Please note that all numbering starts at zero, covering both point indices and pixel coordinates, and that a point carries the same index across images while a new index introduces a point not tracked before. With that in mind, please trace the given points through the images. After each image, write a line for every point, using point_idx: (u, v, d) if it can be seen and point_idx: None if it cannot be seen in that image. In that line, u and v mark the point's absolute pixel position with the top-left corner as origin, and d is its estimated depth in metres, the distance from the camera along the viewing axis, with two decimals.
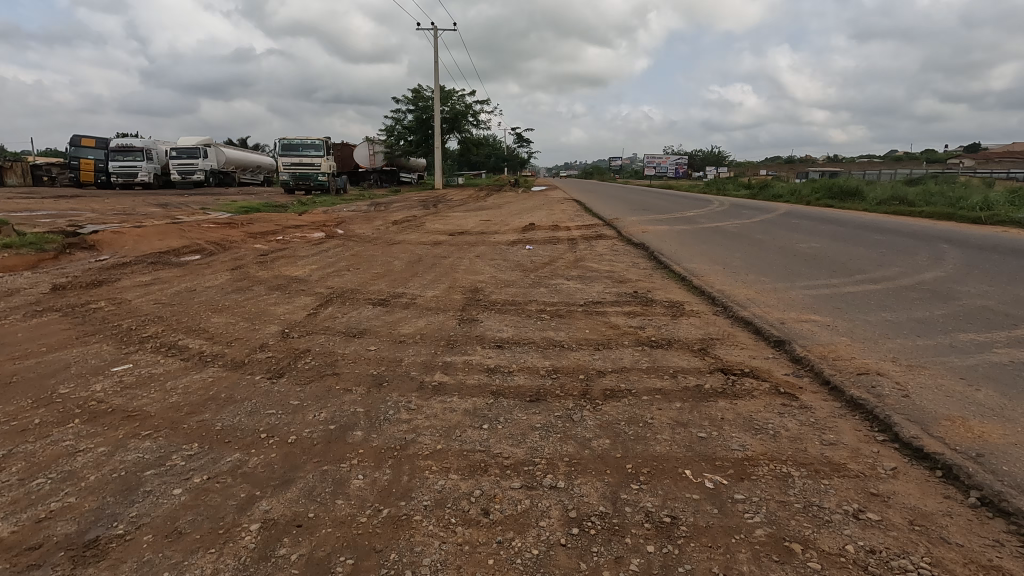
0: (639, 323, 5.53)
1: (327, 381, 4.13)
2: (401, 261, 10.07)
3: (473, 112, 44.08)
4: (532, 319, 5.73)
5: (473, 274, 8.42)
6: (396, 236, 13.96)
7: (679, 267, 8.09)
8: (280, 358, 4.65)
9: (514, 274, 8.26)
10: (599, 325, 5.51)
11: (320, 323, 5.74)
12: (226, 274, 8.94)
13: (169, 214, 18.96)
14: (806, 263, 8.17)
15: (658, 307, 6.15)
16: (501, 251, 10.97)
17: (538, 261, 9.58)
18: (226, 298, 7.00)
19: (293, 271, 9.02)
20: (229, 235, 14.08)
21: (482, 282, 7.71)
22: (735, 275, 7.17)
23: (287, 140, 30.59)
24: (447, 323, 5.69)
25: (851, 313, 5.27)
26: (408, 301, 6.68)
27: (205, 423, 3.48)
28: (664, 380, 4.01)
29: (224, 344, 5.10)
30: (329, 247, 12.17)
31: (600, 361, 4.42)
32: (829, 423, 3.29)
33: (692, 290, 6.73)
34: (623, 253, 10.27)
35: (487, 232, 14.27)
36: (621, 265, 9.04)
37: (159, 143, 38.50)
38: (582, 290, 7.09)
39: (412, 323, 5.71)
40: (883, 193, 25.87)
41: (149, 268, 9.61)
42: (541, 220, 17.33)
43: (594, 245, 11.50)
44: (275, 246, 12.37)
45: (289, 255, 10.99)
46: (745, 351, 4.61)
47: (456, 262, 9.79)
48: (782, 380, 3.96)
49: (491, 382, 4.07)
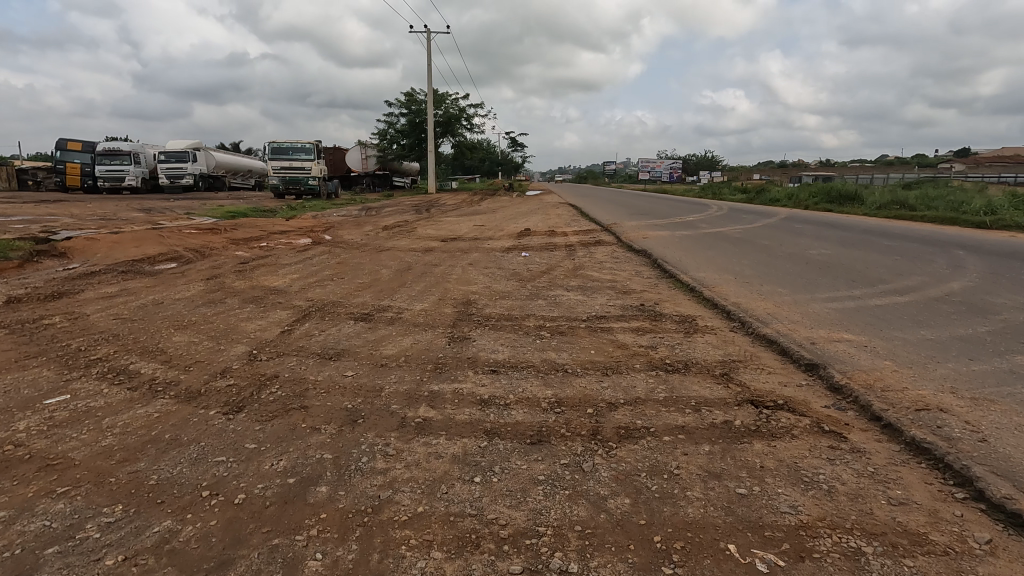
0: (649, 342, 4.97)
1: (292, 416, 3.53)
2: (389, 270, 9.47)
3: (466, 115, 43.49)
4: (530, 337, 5.16)
5: (466, 284, 7.85)
6: (386, 242, 13.37)
7: (687, 276, 7.53)
8: (242, 387, 4.05)
9: (510, 285, 7.68)
10: (605, 344, 4.94)
11: (295, 343, 5.14)
12: (200, 284, 8.31)
13: (151, 220, 18.29)
14: (823, 272, 7.61)
15: (668, 322, 5.59)
16: (495, 259, 10.39)
17: (535, 270, 9.01)
18: (194, 313, 6.38)
19: (272, 281, 8.39)
20: (210, 241, 13.44)
21: (476, 294, 7.13)
22: (749, 285, 6.61)
23: (276, 143, 29.95)
24: (435, 342, 5.10)
25: (887, 329, 4.72)
26: (393, 316, 6.08)
27: (138, 475, 2.88)
28: (686, 415, 3.44)
29: (182, 369, 4.49)
30: (315, 254, 11.55)
31: (610, 390, 3.84)
32: (893, 475, 2.73)
33: (704, 303, 6.16)
34: (625, 260, 9.72)
35: (481, 238, 13.69)
36: (623, 274, 8.48)
37: (147, 146, 37.75)
38: (584, 303, 6.51)
39: (396, 343, 5.11)
40: (883, 197, 25.47)
41: (119, 278, 8.98)
42: (537, 225, 16.75)
43: (594, 251, 10.94)
44: (258, 253, 11.75)
45: (271, 263, 10.39)
46: (773, 376, 4.05)
47: (447, 271, 9.19)
48: (823, 416, 3.39)
49: (485, 417, 3.48)
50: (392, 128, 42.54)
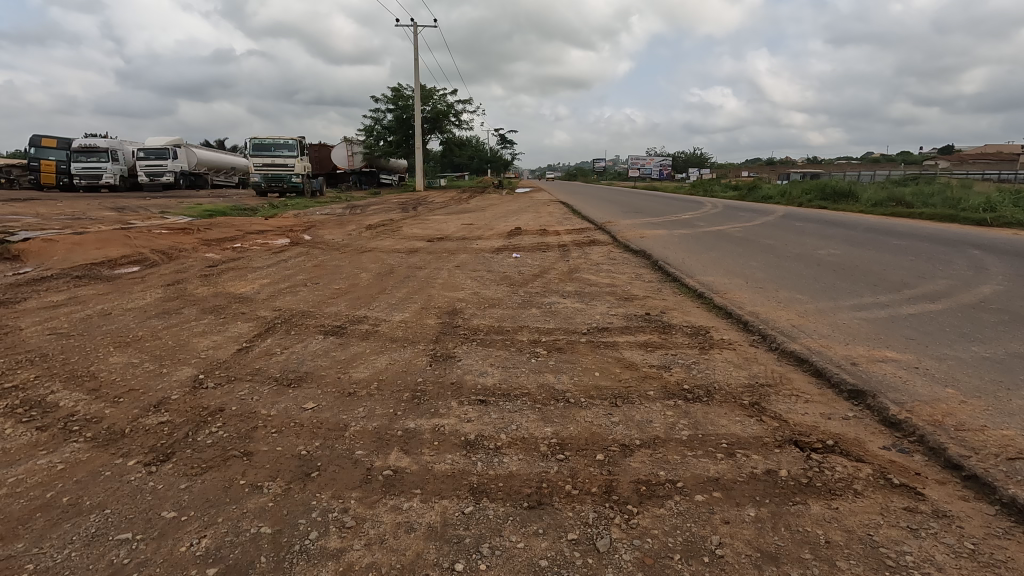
0: (661, 361, 4.32)
1: (230, 468, 2.83)
2: (369, 273, 8.76)
3: (454, 112, 42.68)
4: (524, 356, 4.48)
5: (452, 290, 7.16)
6: (369, 242, 12.66)
7: (694, 281, 6.91)
8: (177, 426, 3.34)
9: (500, 291, 6.99)
10: (610, 363, 4.29)
11: (252, 364, 4.44)
12: (158, 291, 7.54)
13: (123, 219, 17.36)
14: (839, 275, 7.02)
15: (679, 337, 4.94)
16: (485, 261, 9.69)
17: (527, 272, 8.35)
18: (143, 327, 5.63)
19: (239, 288, 7.64)
20: (180, 241, 12.63)
21: (463, 302, 6.45)
22: (764, 291, 6.00)
23: (258, 139, 28.99)
24: (414, 362, 4.41)
25: (934, 345, 4.11)
26: (369, 329, 5.38)
27: (9, 564, 2.18)
28: (719, 463, 2.79)
29: (109, 401, 3.76)
30: (292, 256, 10.79)
31: (622, 428, 3.18)
32: (999, 553, 2.11)
33: (717, 313, 5.53)
34: (623, 262, 9.07)
35: (469, 238, 13.01)
36: (622, 278, 7.84)
37: (125, 142, 36.52)
38: (582, 312, 5.86)
39: (369, 363, 4.42)
40: (878, 194, 25.06)
41: (70, 284, 8.18)
42: (528, 224, 16.05)
43: (589, 252, 10.29)
44: (231, 256, 10.95)
45: (243, 266, 9.65)
46: (813, 407, 3.43)
47: (433, 275, 8.49)
48: (887, 462, 2.77)
49: (470, 467, 2.81)
50: (378, 125, 41.56)
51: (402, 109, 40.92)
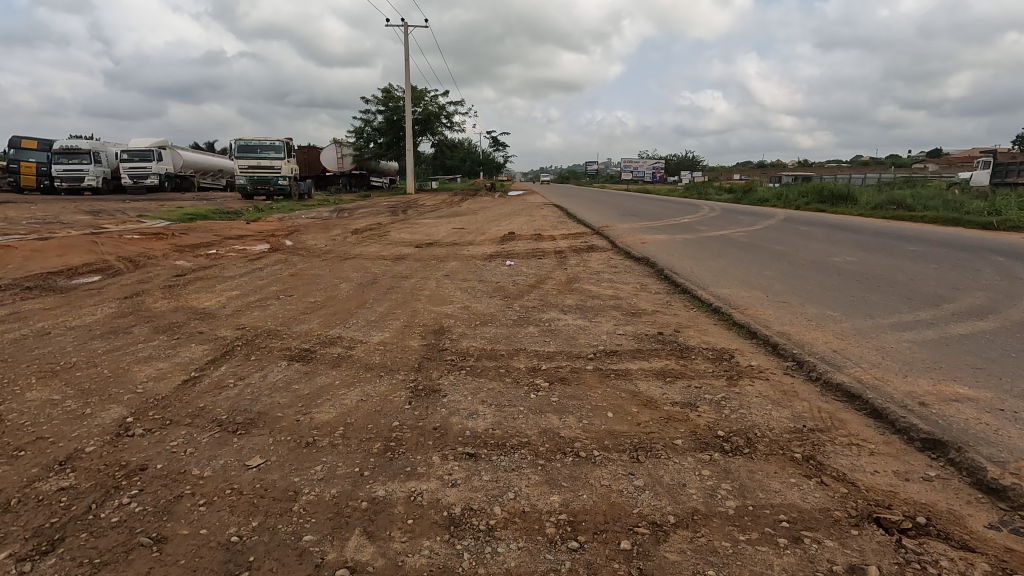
0: (685, 396, 3.64)
1: (131, 567, 2.11)
2: (350, 284, 8.05)
3: (445, 113, 41.96)
4: (521, 390, 3.78)
5: (439, 304, 6.47)
6: (354, 248, 11.94)
7: (708, 295, 6.25)
8: (78, 495, 2.60)
9: (493, 306, 6.28)
10: (625, 399, 3.60)
11: (195, 402, 3.70)
12: (113, 306, 6.78)
13: (96, 224, 16.46)
14: (866, 287, 6.39)
15: (700, 364, 4.26)
16: (477, 270, 8.97)
17: (522, 283, 7.67)
18: (80, 351, 4.87)
19: (203, 301, 6.87)
20: (152, 248, 11.84)
21: (451, 319, 5.74)
22: (788, 307, 5.35)
23: (243, 140, 28.12)
24: (391, 399, 3.70)
25: (1010, 377, 3.47)
26: (342, 353, 4.67)
27: None
28: (783, 554, 2.12)
29: (6, 455, 3.02)
30: (269, 264, 10.03)
31: (650, 497, 2.50)
32: None
33: (741, 334, 4.87)
34: (625, 272, 8.40)
35: (459, 243, 12.32)
36: (626, 290, 7.18)
37: (107, 143, 35.48)
38: (586, 332, 5.16)
39: (337, 400, 3.70)
40: (878, 197, 24.58)
41: (18, 297, 7.40)
42: (522, 228, 15.34)
43: (588, 260, 9.61)
44: (203, 263, 10.17)
45: (214, 275, 8.90)
46: (883, 464, 2.76)
47: (419, 285, 7.80)
48: (1003, 551, 2.11)
49: (456, 562, 2.12)
50: (368, 126, 40.68)
51: (393, 110, 40.11)
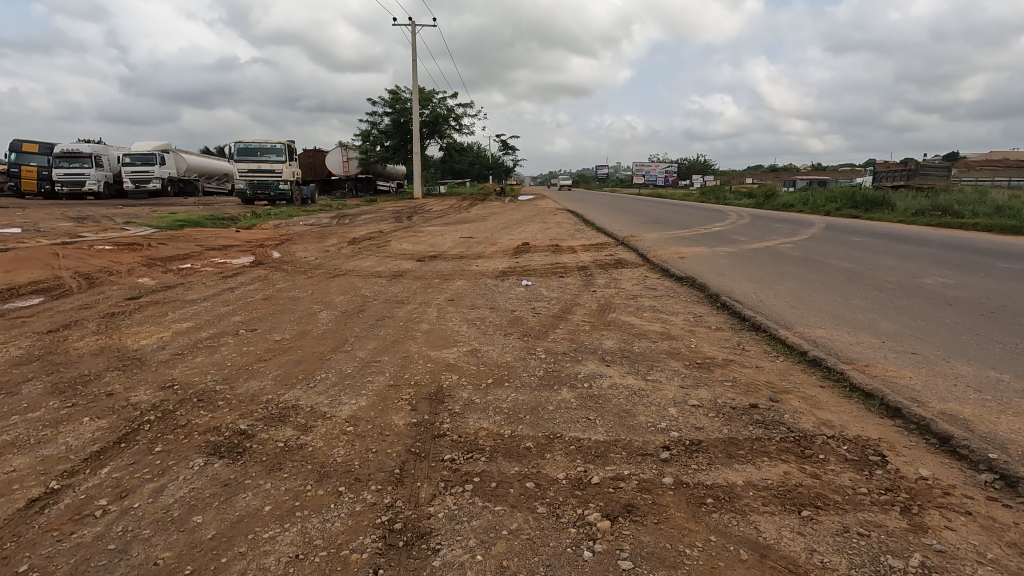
0: (852, 562, 2.10)
1: None
2: (334, 311, 6.59)
3: (454, 115, 40.56)
4: (567, 539, 2.27)
5: (439, 346, 4.97)
6: (347, 262, 10.51)
7: (797, 338, 4.72)
8: None
9: (510, 351, 4.76)
10: (752, 569, 2.08)
11: (16, 560, 2.21)
12: (26, 344, 5.32)
13: (74, 232, 15.18)
14: (1006, 326, 4.83)
15: (841, 475, 2.73)
16: (488, 292, 7.47)
17: (544, 314, 6.16)
18: None
19: (141, 340, 5.41)
20: (121, 261, 10.49)
21: (453, 374, 4.21)
22: (930, 366, 3.79)
23: (243, 143, 26.69)
24: (346, 556, 2.19)
25: None
26: (290, 441, 3.17)
27: None
28: None
29: None
30: (246, 283, 8.60)
31: None
32: None
33: (879, 415, 3.33)
34: (669, 298, 6.85)
35: (467, 256, 10.85)
36: (677, 326, 5.65)
37: (109, 146, 34.50)
38: (644, 402, 3.62)
39: (255, 558, 2.19)
40: (918, 203, 22.71)
41: None
42: (536, 238, 13.79)
43: (620, 280, 8.06)
44: (170, 282, 8.76)
45: (175, 298, 7.50)
46: None
47: (416, 314, 6.33)
48: None
49: None
50: (374, 129, 39.30)
51: (399, 112, 38.71)
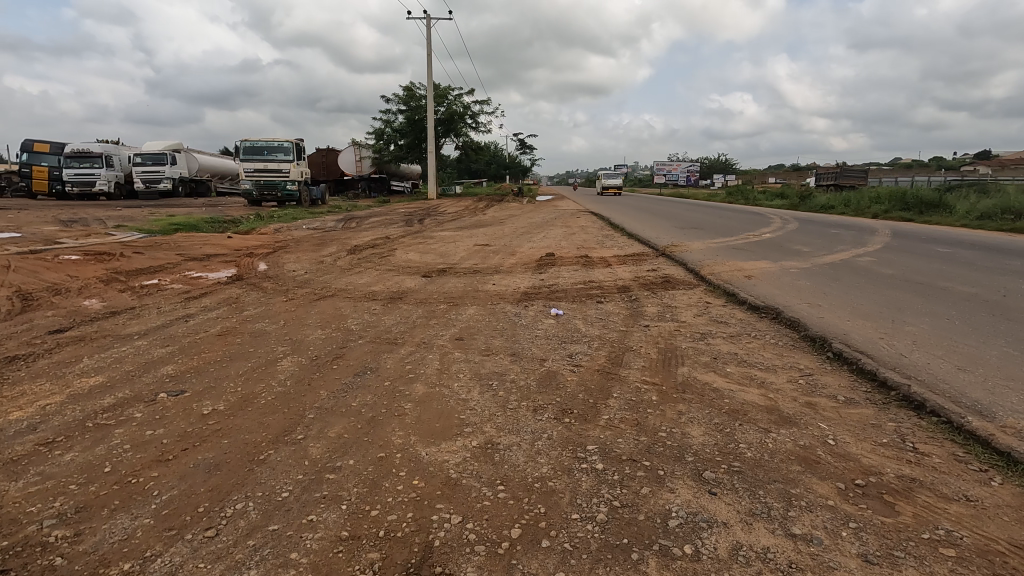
0: None
1: None
2: (303, 357, 4.90)
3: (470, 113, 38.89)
4: None
5: (433, 437, 3.24)
6: (340, 278, 8.86)
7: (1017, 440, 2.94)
8: None
9: (544, 452, 3.01)
10: None
11: None
12: None
13: (55, 238, 13.80)
14: None
15: None
16: (508, 327, 5.73)
17: (587, 369, 4.37)
18: None
19: (11, 412, 3.76)
20: (83, 274, 8.99)
21: (451, 513, 2.49)
22: None
23: (251, 142, 25.63)
24: None
25: None
26: None
27: None
28: None
29: None
30: (211, 307, 6.98)
31: None
32: None
33: None
34: (753, 340, 5.04)
35: (482, 270, 9.12)
36: (786, 394, 3.85)
37: (119, 144, 33.45)
38: None
39: None
40: (984, 205, 20.27)
41: None
42: (562, 247, 11.99)
43: (677, 309, 6.26)
44: (122, 305, 7.16)
45: (115, 330, 5.90)
46: None
47: (410, 364, 4.61)
48: None
49: None
50: (388, 127, 37.76)
51: (414, 110, 37.08)
